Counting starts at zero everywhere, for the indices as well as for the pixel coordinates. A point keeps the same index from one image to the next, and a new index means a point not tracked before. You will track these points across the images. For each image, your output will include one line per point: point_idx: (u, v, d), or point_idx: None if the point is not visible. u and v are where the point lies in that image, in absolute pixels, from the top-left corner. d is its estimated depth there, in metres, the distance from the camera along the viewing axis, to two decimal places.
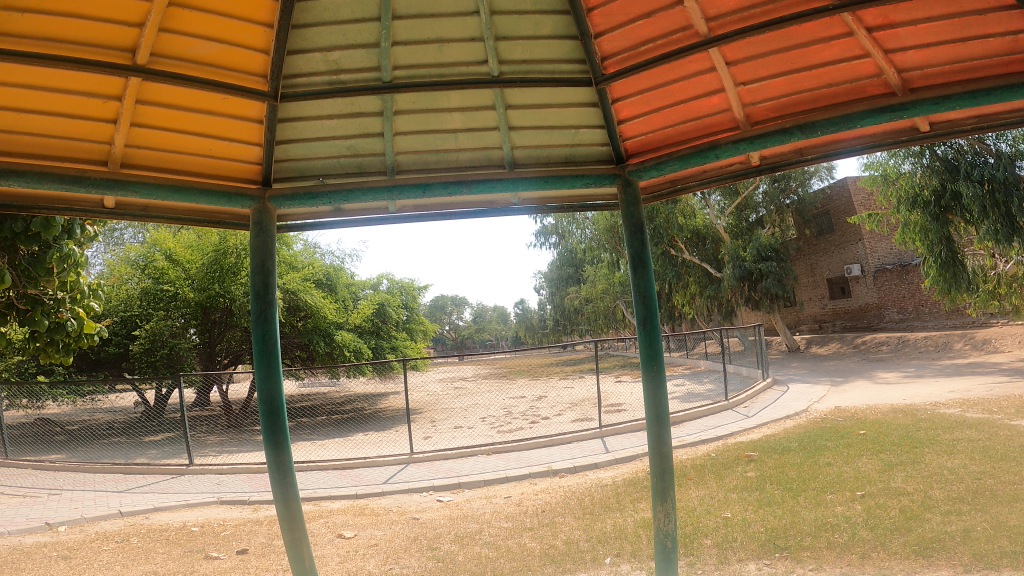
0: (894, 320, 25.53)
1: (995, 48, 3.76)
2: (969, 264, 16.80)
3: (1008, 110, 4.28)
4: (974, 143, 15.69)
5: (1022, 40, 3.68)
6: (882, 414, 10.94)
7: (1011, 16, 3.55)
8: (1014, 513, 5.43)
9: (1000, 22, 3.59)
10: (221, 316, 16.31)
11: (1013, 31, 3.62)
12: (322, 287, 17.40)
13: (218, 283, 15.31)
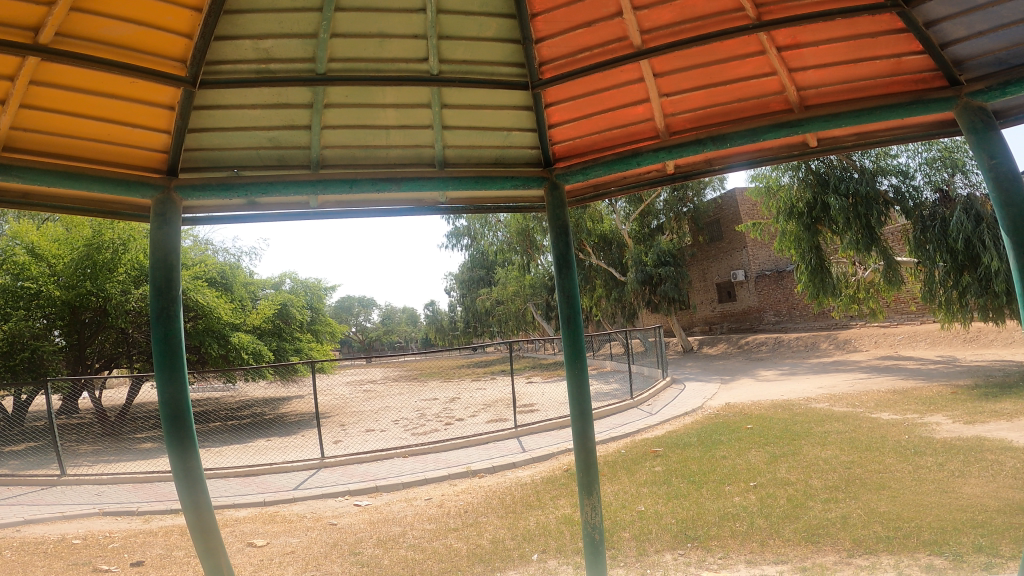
0: (772, 322, 27.51)
1: (879, 70, 4.10)
2: (835, 271, 18.48)
3: (886, 129, 4.67)
4: (843, 159, 16.90)
5: (903, 64, 4.03)
6: (765, 409, 11.82)
7: (898, 40, 3.88)
8: (884, 498, 5.97)
9: (889, 45, 3.91)
10: (93, 316, 15.04)
11: (898, 54, 3.96)
12: (215, 286, 16.25)
13: (90, 281, 14.10)
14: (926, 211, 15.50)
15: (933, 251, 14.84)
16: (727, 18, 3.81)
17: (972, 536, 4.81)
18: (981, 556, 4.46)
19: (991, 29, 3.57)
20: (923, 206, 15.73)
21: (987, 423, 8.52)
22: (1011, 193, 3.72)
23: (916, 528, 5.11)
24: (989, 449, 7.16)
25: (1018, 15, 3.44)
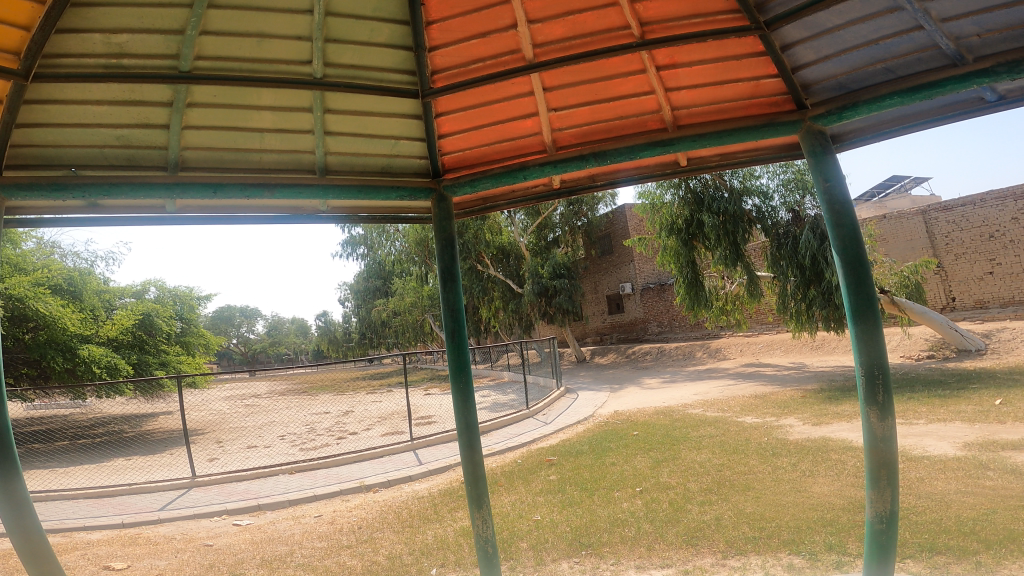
0: (656, 332, 28.95)
1: (741, 92, 4.30)
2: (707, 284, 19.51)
3: (745, 151, 4.90)
4: (716, 179, 17.95)
5: (762, 87, 4.23)
6: (649, 416, 12.38)
7: (759, 63, 4.07)
8: (749, 499, 6.37)
9: (750, 67, 4.10)
10: None
11: (757, 77, 4.16)
12: (60, 294, 14.93)
13: None
14: (782, 229, 17.05)
15: (786, 267, 16.26)
16: (614, 36, 3.97)
17: (822, 535, 5.20)
18: (833, 554, 4.81)
19: (835, 54, 3.81)
20: (779, 224, 17.22)
21: (833, 424, 9.39)
22: (841, 213, 3.93)
23: (776, 528, 5.46)
24: (834, 449, 7.87)
25: (860, 41, 3.67)
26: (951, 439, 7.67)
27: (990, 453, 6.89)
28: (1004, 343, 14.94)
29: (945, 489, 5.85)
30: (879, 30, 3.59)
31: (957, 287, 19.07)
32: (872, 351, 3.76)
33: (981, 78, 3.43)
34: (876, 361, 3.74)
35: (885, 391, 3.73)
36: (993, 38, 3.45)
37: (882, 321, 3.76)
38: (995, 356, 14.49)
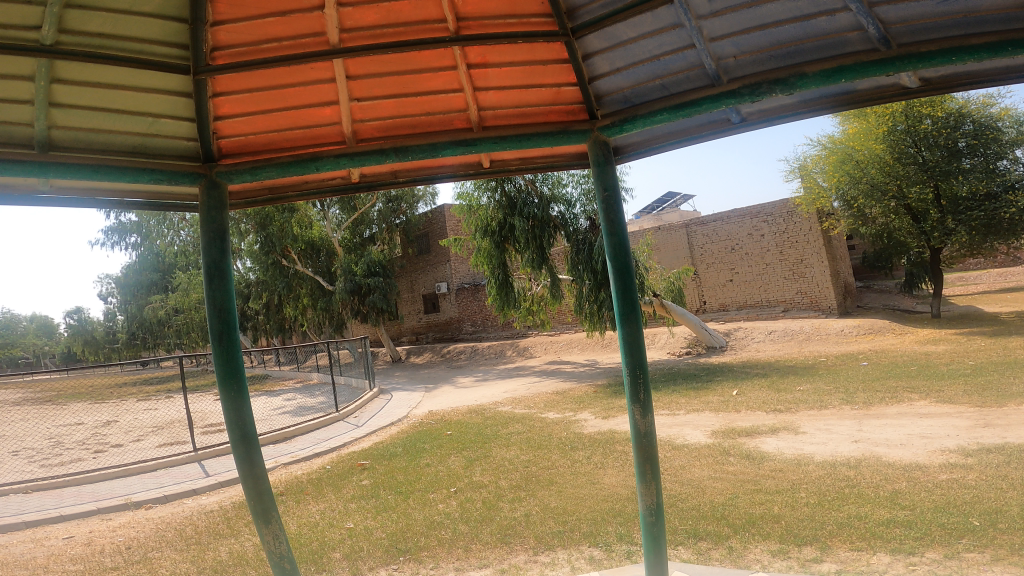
0: (470, 331, 29.55)
1: (544, 98, 4.44)
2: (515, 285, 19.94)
3: (544, 157, 5.09)
4: (528, 185, 18.47)
5: (562, 94, 4.42)
6: (462, 415, 12.50)
7: (562, 70, 4.25)
8: (553, 494, 6.64)
9: (554, 74, 4.26)
10: None
11: (560, 84, 4.33)
12: None
13: None
14: (580, 236, 18.06)
15: (582, 271, 17.52)
16: (429, 28, 3.89)
17: (614, 525, 5.57)
18: (624, 544, 5.15)
19: (626, 67, 4.09)
20: (578, 231, 18.19)
21: (619, 417, 10.21)
22: (615, 222, 4.25)
23: (577, 521, 5.74)
24: (620, 440, 8.54)
25: (646, 55, 3.99)
26: (704, 427, 8.71)
27: (730, 440, 7.91)
28: (739, 342, 17.70)
29: (702, 475, 6.58)
30: (661, 46, 3.91)
31: (707, 292, 21.95)
32: (636, 352, 4.17)
33: (730, 99, 3.77)
34: (638, 361, 4.15)
35: (644, 390, 4.13)
36: (746, 60, 3.84)
37: (643, 325, 4.19)
38: (736, 352, 16.92)
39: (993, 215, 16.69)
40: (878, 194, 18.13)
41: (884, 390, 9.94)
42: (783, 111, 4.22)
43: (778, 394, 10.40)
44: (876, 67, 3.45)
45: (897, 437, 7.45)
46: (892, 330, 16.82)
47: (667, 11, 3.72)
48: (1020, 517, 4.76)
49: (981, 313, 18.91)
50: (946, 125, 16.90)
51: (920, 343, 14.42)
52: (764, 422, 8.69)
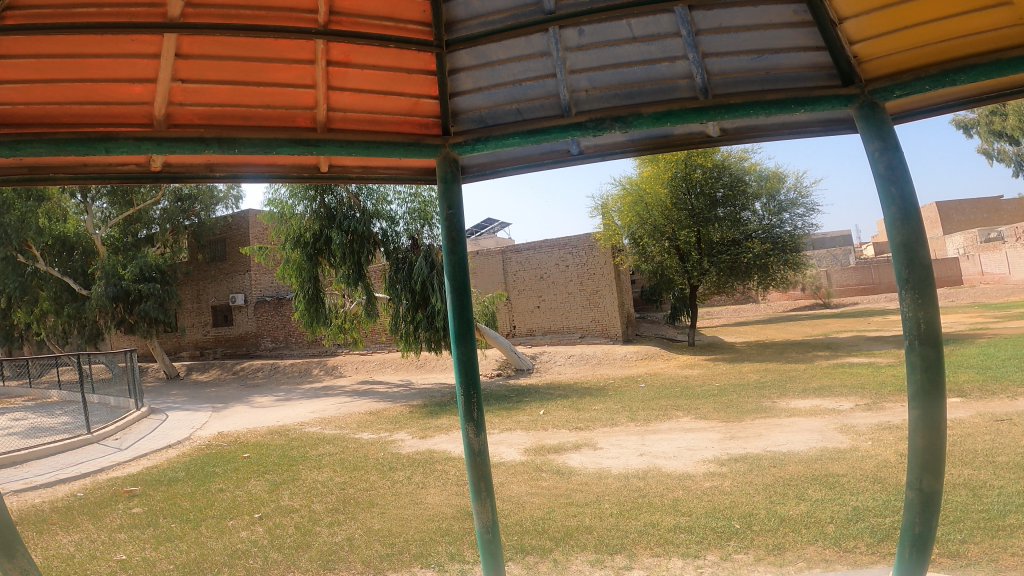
0: (269, 348, 27.53)
1: (400, 106, 4.35)
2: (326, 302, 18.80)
3: (384, 167, 4.97)
4: (351, 198, 17.87)
5: (421, 105, 4.37)
6: (261, 436, 11.51)
7: (426, 81, 4.20)
8: (375, 516, 6.38)
9: (416, 84, 4.20)
10: None
11: (420, 95, 4.28)
12: None
13: None
14: (400, 255, 17.80)
15: (400, 291, 17.22)
16: (294, 17, 3.67)
17: (443, 545, 5.47)
18: (455, 564, 5.08)
19: (489, 87, 4.21)
20: (399, 250, 17.95)
21: (437, 437, 10.16)
22: (457, 241, 4.28)
23: (405, 543, 5.55)
24: (439, 460, 8.49)
25: (509, 78, 4.16)
26: (517, 445, 9.00)
27: (541, 456, 8.28)
28: (543, 364, 18.62)
29: (519, 491, 6.79)
30: (526, 71, 4.13)
31: (518, 317, 22.74)
32: (469, 372, 4.18)
33: (575, 130, 4.06)
34: (472, 379, 4.17)
35: (478, 408, 4.19)
36: (596, 95, 4.22)
37: (477, 345, 4.23)
38: (541, 374, 17.78)
39: (737, 259, 19.73)
40: (658, 235, 20.31)
41: (656, 408, 11.18)
42: (614, 147, 4.64)
43: (575, 413, 11.13)
44: (696, 114, 3.95)
45: (669, 449, 8.40)
46: (661, 356, 19.04)
47: (541, 38, 3.93)
48: (767, 518, 5.59)
49: (721, 343, 22.17)
50: (711, 175, 19.79)
51: (681, 367, 16.50)
52: (566, 439, 9.21)
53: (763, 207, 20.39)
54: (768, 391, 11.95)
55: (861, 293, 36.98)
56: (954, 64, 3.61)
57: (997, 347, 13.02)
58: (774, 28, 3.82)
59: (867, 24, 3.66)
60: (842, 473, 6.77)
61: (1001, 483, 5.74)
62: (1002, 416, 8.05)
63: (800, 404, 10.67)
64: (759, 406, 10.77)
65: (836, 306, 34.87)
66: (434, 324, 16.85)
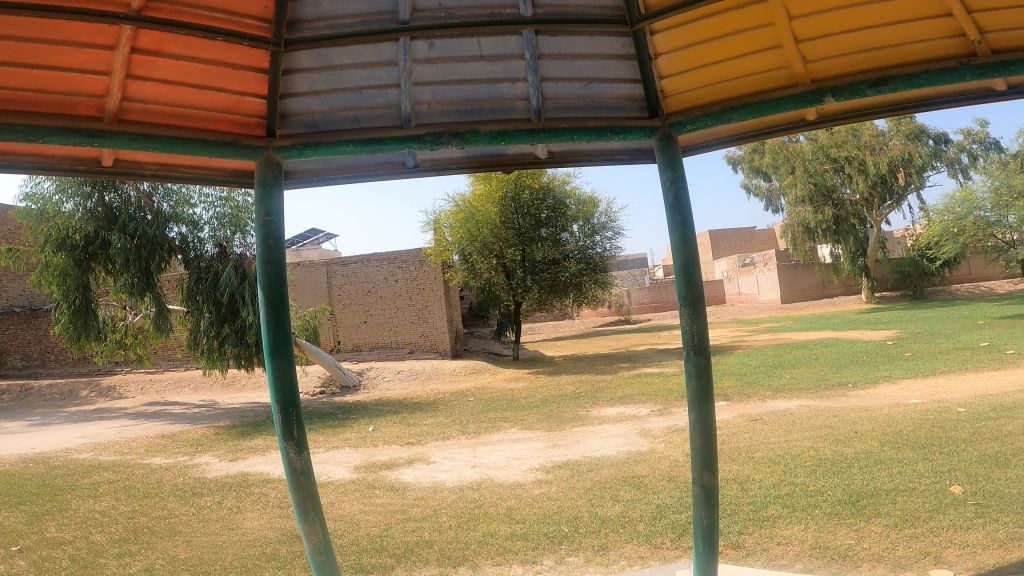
0: (18, 367, 23.55)
1: (217, 103, 4.03)
2: (100, 314, 16.38)
3: (189, 164, 4.54)
4: (141, 197, 15.19)
5: (243, 104, 4.08)
6: (11, 465, 9.79)
7: (254, 78, 3.96)
8: (179, 545, 5.74)
9: (240, 81, 3.94)
10: None
11: (242, 92, 4.01)
12: None
13: None
14: (202, 264, 15.51)
15: (202, 302, 15.27)
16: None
17: (270, 571, 5.08)
18: None
19: (326, 91, 4.07)
20: (202, 258, 15.58)
21: (248, 459, 9.41)
22: (273, 249, 4.06)
23: (222, 571, 5.08)
24: (254, 482, 7.86)
25: (350, 85, 4.06)
26: (345, 463, 8.64)
27: (373, 473, 8.03)
28: (372, 381, 18.04)
29: (352, 510, 6.54)
30: (368, 79, 4.05)
31: (342, 332, 21.96)
32: (286, 388, 3.96)
33: (414, 142, 4.10)
34: (290, 397, 3.96)
35: (298, 426, 3.99)
36: (437, 110, 4.27)
37: (294, 360, 4.01)
38: (369, 391, 17.18)
39: (555, 278, 21.00)
40: (486, 252, 20.75)
41: (485, 420, 11.40)
42: (449, 163, 4.69)
43: (407, 428, 10.98)
44: (527, 136, 4.18)
45: (500, 460, 8.61)
46: (488, 370, 19.48)
47: (388, 47, 3.90)
48: (590, 521, 5.95)
49: (542, 357, 23.17)
50: (537, 197, 20.79)
51: (507, 381, 17.00)
52: (399, 454, 9.04)
53: (579, 229, 21.76)
54: (582, 400, 12.76)
55: (652, 310, 41.10)
56: (733, 101, 4.16)
57: (752, 356, 15.21)
58: (604, 58, 4.17)
59: (676, 61, 4.15)
60: (645, 474, 7.43)
61: (761, 476, 6.66)
62: (756, 416, 9.36)
63: (609, 411, 11.54)
64: (575, 415, 11.46)
65: (633, 322, 38.36)
66: (246, 342, 15.13)
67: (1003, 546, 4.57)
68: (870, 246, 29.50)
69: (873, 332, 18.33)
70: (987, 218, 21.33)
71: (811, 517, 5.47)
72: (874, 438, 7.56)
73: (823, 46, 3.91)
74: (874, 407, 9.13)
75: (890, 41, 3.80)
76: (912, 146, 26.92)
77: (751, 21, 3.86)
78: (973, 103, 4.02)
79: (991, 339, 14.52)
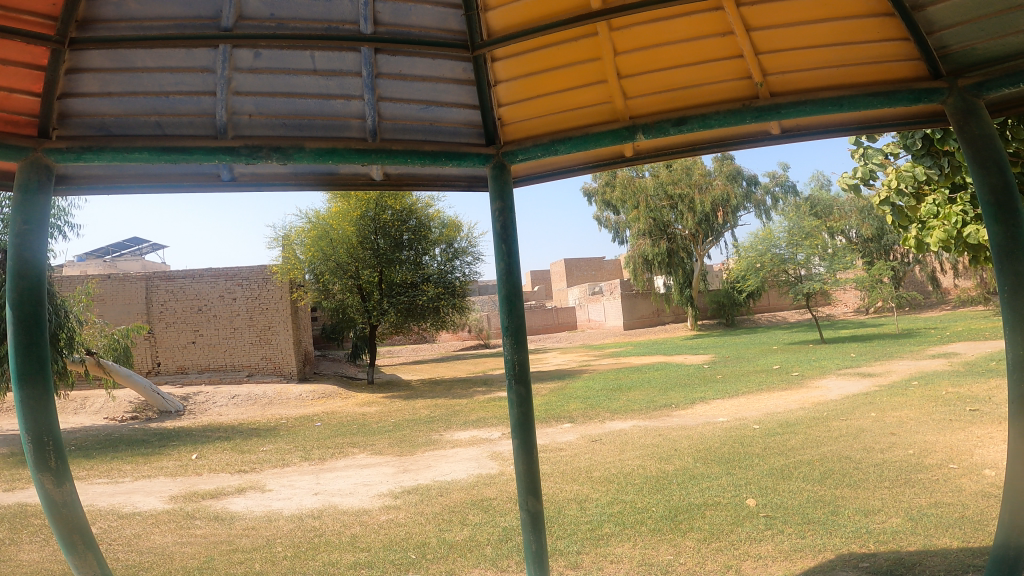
0: None
1: None
2: None
3: None
4: None
5: (8, 100, 3.79)
6: None
7: (27, 75, 3.71)
8: None
9: (8, 76, 3.68)
10: None
11: (7, 88, 3.73)
12: None
13: None
14: None
15: None
16: None
17: None
18: None
19: (119, 94, 3.86)
20: None
21: (30, 489, 8.33)
22: (29, 264, 3.69)
23: None
24: (35, 513, 6.94)
25: (154, 88, 3.88)
26: (160, 493, 7.94)
27: (193, 503, 7.45)
28: (198, 406, 16.73)
29: (164, 541, 6.04)
30: (177, 84, 3.90)
31: (163, 353, 20.02)
32: (39, 420, 3.62)
33: (226, 155, 3.98)
34: (44, 429, 3.63)
35: (57, 457, 3.66)
36: (260, 122, 4.15)
37: (51, 388, 3.67)
38: (193, 417, 15.91)
39: (412, 301, 20.83)
40: (340, 272, 20.40)
41: (331, 446, 11.00)
42: (273, 178, 4.59)
43: (241, 456, 10.31)
44: (358, 156, 4.16)
45: (345, 487, 8.32)
46: (340, 394, 18.83)
47: (205, 53, 3.82)
48: (437, 546, 5.87)
49: (398, 381, 22.79)
50: (399, 217, 20.76)
51: (359, 405, 16.50)
52: (229, 483, 8.47)
53: (440, 253, 21.85)
54: (435, 424, 12.70)
55: None
56: (562, 134, 4.39)
57: (594, 380, 15.97)
58: (445, 81, 4.24)
59: (513, 89, 4.32)
60: (493, 497, 7.49)
61: (596, 496, 6.92)
62: (596, 437, 9.78)
63: (461, 435, 11.58)
64: (428, 439, 11.38)
65: (491, 346, 39.03)
66: (55, 336, 12.07)
67: (788, 557, 5.04)
68: (693, 278, 32.10)
69: (694, 357, 20.03)
70: (782, 254, 24.12)
71: (637, 534, 5.76)
72: (689, 454, 8.18)
73: (642, 83, 4.21)
74: (691, 425, 9.90)
75: (696, 80, 4.18)
76: (729, 187, 30.26)
77: (582, 54, 4.11)
78: (762, 144, 4.53)
79: (783, 363, 16.48)
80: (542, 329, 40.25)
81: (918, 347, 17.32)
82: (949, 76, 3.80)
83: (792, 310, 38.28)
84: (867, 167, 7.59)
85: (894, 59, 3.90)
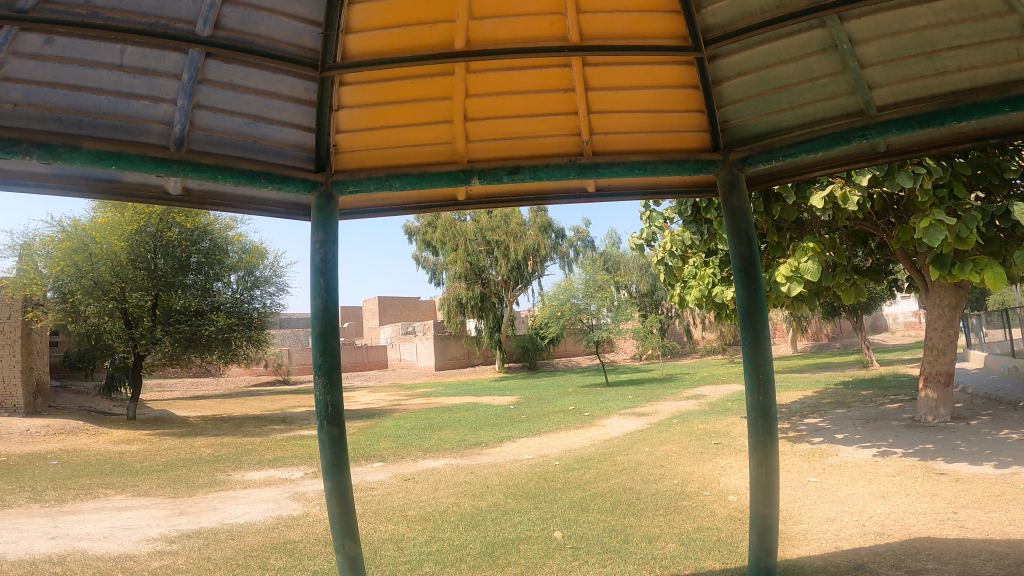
0: None
1: None
2: None
3: None
4: None
5: None
6: None
7: None
8: None
9: None
10: None
11: None
12: None
13: None
14: None
15: None
16: None
17: None
18: None
19: None
20: None
21: None
22: None
23: None
24: None
25: None
26: None
27: None
28: None
29: None
30: None
31: None
32: None
33: None
34: None
35: None
36: (24, 113, 3.65)
37: None
38: None
39: (196, 330, 18.97)
40: (98, 293, 17.89)
41: (77, 487, 9.50)
42: (19, 177, 3.96)
43: None
44: (153, 165, 3.81)
45: (97, 531, 7.21)
46: (84, 430, 16.40)
47: None
48: None
49: (169, 417, 20.48)
50: (189, 237, 19.02)
51: (114, 443, 14.50)
52: None
53: (237, 280, 20.55)
54: (222, 464, 11.56)
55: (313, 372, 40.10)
56: (398, 169, 4.45)
57: (405, 419, 15.72)
58: (281, 97, 4.09)
59: (355, 117, 4.31)
60: (298, 539, 6.96)
61: (413, 535, 6.77)
62: (408, 476, 9.63)
63: (256, 475, 10.68)
64: (211, 480, 10.32)
65: (290, 383, 36.85)
66: None
67: None
68: (503, 323, 33.59)
69: (501, 398, 20.64)
70: (579, 304, 26.13)
71: (459, 571, 5.72)
72: (501, 491, 8.37)
73: (484, 128, 4.43)
74: (501, 463, 10.17)
75: (532, 131, 4.50)
76: (541, 238, 32.10)
77: (434, 92, 4.22)
78: (576, 199, 4.96)
79: (577, 404, 17.66)
80: (348, 367, 38.85)
81: (678, 390, 19.65)
82: (723, 150, 4.50)
83: (585, 356, 41.33)
84: (650, 229, 10.18)
85: (688, 130, 4.53)
